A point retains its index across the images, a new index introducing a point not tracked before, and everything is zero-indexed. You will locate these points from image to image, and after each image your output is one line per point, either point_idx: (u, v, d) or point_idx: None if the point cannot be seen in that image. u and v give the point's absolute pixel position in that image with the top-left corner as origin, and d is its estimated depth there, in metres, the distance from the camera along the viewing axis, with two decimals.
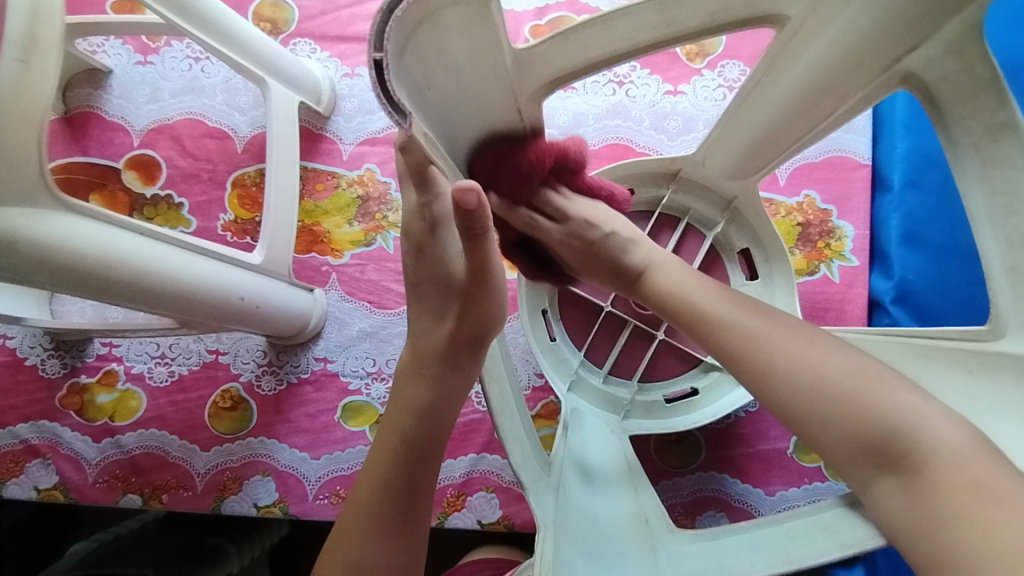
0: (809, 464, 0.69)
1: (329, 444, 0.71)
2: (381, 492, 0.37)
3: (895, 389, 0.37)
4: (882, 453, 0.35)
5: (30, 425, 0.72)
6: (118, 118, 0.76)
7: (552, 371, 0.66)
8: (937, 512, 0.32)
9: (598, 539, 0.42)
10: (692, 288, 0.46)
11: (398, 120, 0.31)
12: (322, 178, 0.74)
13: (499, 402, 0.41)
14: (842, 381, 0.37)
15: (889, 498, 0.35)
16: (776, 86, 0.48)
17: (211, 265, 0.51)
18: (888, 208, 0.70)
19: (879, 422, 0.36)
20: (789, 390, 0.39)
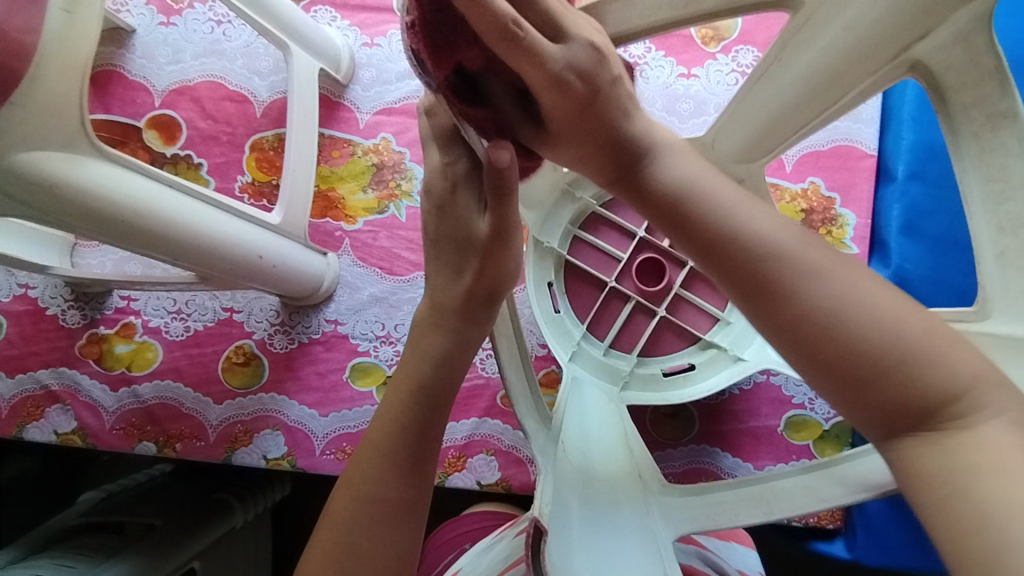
0: (798, 442, 0.72)
1: (337, 402, 0.73)
2: (399, 435, 0.39)
3: (952, 342, 0.31)
4: (923, 411, 0.30)
5: (50, 371, 0.75)
6: (140, 77, 0.77)
7: (555, 342, 0.68)
8: (975, 471, 0.28)
9: (593, 490, 0.45)
10: (722, 198, 0.35)
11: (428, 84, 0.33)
12: (338, 145, 0.76)
13: (506, 358, 0.44)
14: (904, 324, 0.31)
15: (917, 455, 0.30)
16: (785, 72, 0.49)
17: (230, 221, 0.53)
18: (891, 198, 0.72)
19: (936, 377, 0.30)
20: (839, 333, 0.31)
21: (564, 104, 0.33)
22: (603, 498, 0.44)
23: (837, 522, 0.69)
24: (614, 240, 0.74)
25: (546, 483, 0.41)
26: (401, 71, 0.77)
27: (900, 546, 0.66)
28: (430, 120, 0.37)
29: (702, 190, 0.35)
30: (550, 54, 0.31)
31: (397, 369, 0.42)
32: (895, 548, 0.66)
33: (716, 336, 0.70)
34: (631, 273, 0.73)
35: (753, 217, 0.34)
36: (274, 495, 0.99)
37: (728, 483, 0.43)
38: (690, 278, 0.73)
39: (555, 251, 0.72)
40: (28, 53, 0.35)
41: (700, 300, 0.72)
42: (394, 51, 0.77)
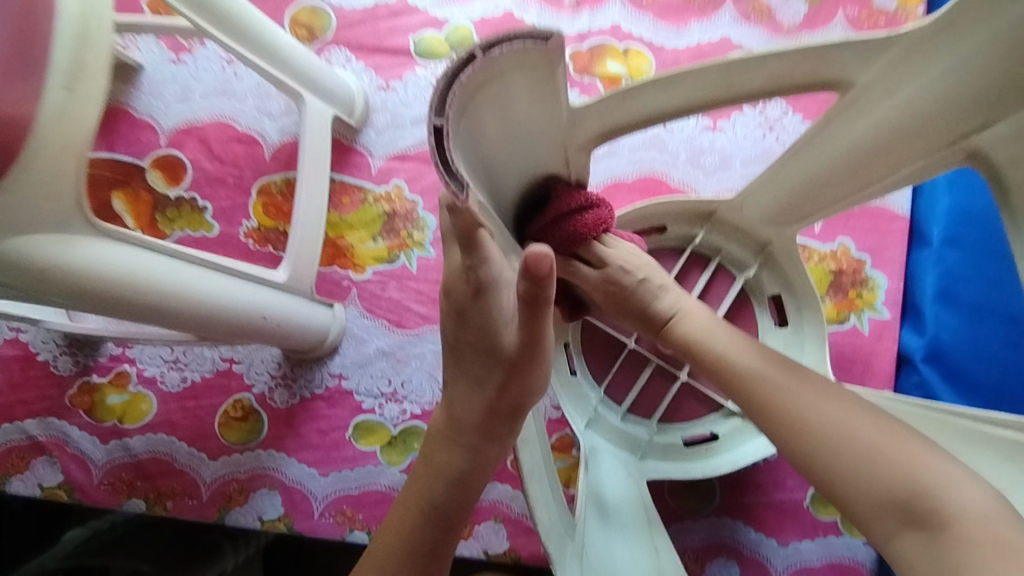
0: (825, 518, 0.68)
1: (339, 462, 0.70)
2: (408, 555, 0.40)
3: (920, 451, 0.40)
4: (907, 510, 0.38)
5: (38, 421, 0.71)
6: (147, 116, 0.75)
7: (571, 410, 0.64)
8: (956, 564, 0.35)
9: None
10: (732, 349, 0.47)
11: (456, 190, 0.29)
12: (349, 191, 0.73)
13: (526, 468, 0.41)
14: (867, 439, 0.41)
15: (906, 552, 0.38)
16: (825, 148, 0.47)
17: (231, 285, 0.50)
18: (925, 262, 0.69)
19: (904, 478, 0.39)
20: (819, 442, 0.41)
21: (605, 295, 0.52)
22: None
23: None
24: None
25: None
26: (416, 116, 0.74)
27: None
28: (452, 219, 0.32)
29: (709, 340, 0.49)
30: (588, 276, 0.51)
31: (413, 473, 0.42)
32: None
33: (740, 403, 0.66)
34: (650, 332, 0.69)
35: (752, 363, 0.46)
36: (267, 538, 0.95)
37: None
38: None
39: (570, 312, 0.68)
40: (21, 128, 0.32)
41: None
42: (410, 95, 0.75)
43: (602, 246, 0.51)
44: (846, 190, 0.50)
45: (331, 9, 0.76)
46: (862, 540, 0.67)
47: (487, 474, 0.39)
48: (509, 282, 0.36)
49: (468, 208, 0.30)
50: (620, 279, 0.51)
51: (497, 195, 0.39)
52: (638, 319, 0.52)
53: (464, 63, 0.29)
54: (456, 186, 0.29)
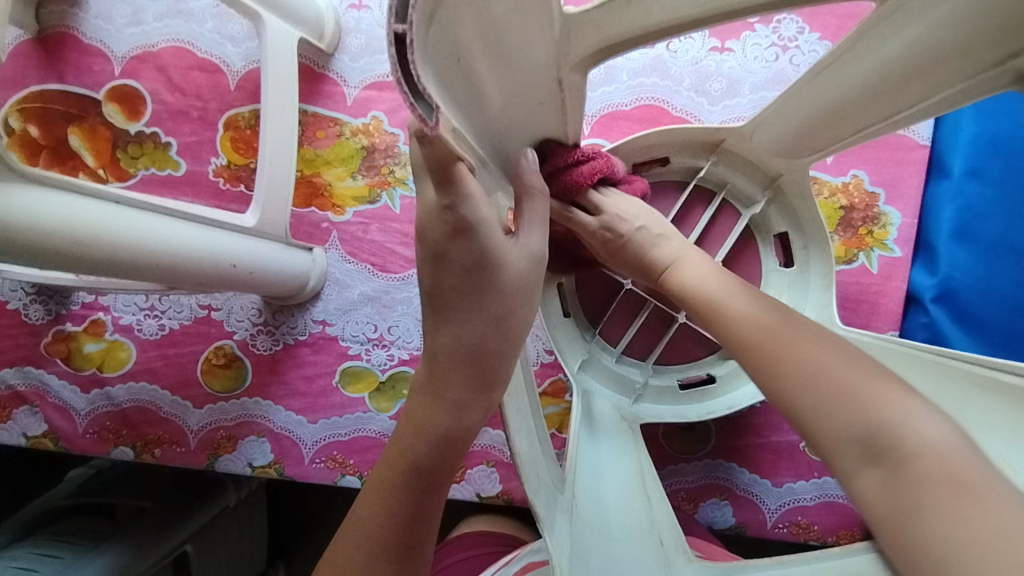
0: (821, 459, 0.67)
1: (327, 409, 0.68)
2: (386, 523, 0.36)
3: (886, 385, 0.36)
4: (868, 447, 0.34)
5: (16, 371, 0.69)
6: (97, 41, 0.68)
7: (565, 350, 0.62)
8: (917, 506, 0.32)
9: (612, 562, 0.40)
10: (724, 291, 0.44)
11: (423, 115, 0.24)
12: (323, 124, 0.68)
13: (515, 424, 0.38)
14: (833, 374, 0.37)
15: (867, 492, 0.34)
16: (857, 66, 0.41)
17: (190, 232, 0.46)
18: (942, 196, 0.64)
19: (866, 415, 0.35)
20: (784, 378, 0.38)
21: (601, 244, 0.49)
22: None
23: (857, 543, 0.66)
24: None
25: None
26: None
27: None
28: (423, 151, 0.26)
29: (705, 285, 0.45)
30: (586, 223, 0.48)
31: (390, 439, 0.37)
32: None
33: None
34: None
35: (734, 301, 0.43)
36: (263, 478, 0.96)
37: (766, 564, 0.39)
38: None
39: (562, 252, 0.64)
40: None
41: None
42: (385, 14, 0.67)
43: (600, 196, 0.49)
44: (874, 115, 0.45)
45: None
46: None
47: (468, 435, 0.36)
48: (492, 219, 0.31)
49: (442, 132, 0.25)
50: (617, 227, 0.48)
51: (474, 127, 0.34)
52: (640, 273, 0.50)
53: None
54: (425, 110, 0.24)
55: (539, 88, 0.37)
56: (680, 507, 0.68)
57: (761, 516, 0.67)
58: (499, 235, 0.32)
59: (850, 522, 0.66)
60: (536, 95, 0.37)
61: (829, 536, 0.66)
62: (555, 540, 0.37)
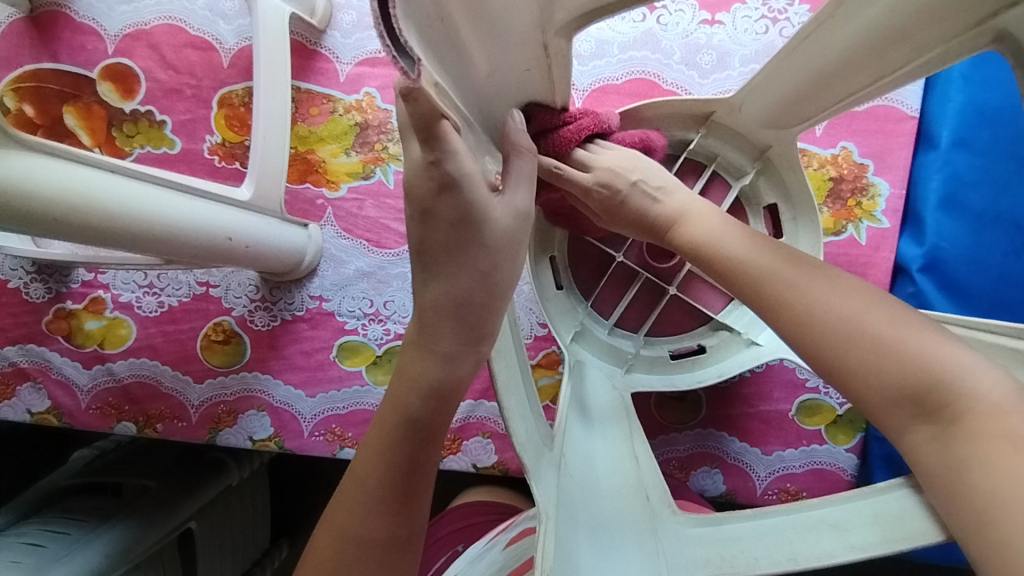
0: (809, 427, 0.68)
1: (325, 383, 0.69)
2: (384, 476, 0.37)
3: (929, 338, 0.35)
4: (919, 401, 0.34)
5: (19, 348, 0.70)
6: (89, 20, 0.68)
7: (558, 321, 0.63)
8: (972, 461, 0.31)
9: (597, 514, 0.42)
10: (736, 243, 0.43)
11: (405, 69, 0.25)
12: (317, 101, 0.68)
13: (503, 381, 0.38)
14: (871, 326, 0.36)
15: (918, 450, 0.34)
16: (842, 31, 0.42)
17: (186, 204, 0.47)
18: (931, 166, 0.65)
19: (915, 369, 0.34)
20: (821, 336, 0.37)
21: (596, 203, 0.49)
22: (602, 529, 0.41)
23: None
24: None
25: (551, 527, 0.36)
26: None
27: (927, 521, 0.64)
28: (407, 108, 0.27)
29: (711, 238, 0.45)
30: (579, 179, 0.48)
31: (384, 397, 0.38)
32: None
33: (728, 317, 0.64)
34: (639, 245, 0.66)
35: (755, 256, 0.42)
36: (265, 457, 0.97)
37: (746, 514, 0.40)
38: None
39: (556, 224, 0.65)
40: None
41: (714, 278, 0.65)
42: None
43: (588, 154, 0.49)
44: (861, 80, 0.46)
45: None
46: (845, 447, 0.68)
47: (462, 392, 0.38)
48: (477, 176, 0.32)
49: (424, 89, 0.26)
50: (612, 182, 0.48)
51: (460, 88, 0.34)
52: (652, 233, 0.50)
53: None
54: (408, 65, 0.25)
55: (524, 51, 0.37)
56: (672, 475, 0.69)
57: (751, 483, 0.69)
58: (484, 193, 0.33)
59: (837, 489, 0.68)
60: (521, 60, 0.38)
61: None
62: (542, 491, 0.38)
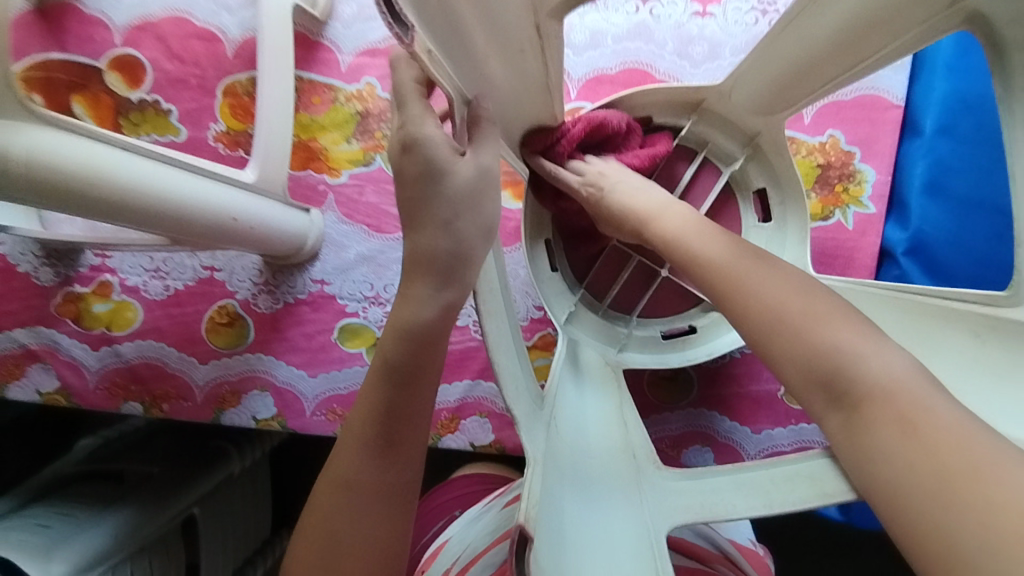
0: (798, 407, 0.70)
1: (327, 363, 0.71)
2: (375, 426, 0.43)
3: (842, 326, 0.38)
4: (835, 386, 0.37)
5: (28, 330, 0.72)
6: (97, 12, 0.70)
7: (553, 301, 0.65)
8: (875, 447, 0.34)
9: (586, 473, 0.44)
10: (703, 237, 0.46)
11: (400, 33, 0.30)
12: (319, 91, 0.70)
13: (495, 337, 0.40)
14: (792, 312, 0.40)
15: (834, 433, 0.37)
16: (820, 19, 0.44)
17: (195, 183, 0.48)
18: (915, 153, 0.67)
19: (825, 356, 0.37)
20: (750, 322, 0.41)
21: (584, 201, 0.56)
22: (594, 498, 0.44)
23: None
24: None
25: (537, 472, 0.38)
26: None
27: None
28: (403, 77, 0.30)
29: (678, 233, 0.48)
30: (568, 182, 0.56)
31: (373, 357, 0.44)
32: None
33: None
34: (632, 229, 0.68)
35: (713, 251, 0.45)
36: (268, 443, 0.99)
37: (724, 468, 0.43)
38: None
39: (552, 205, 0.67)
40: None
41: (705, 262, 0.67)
42: None
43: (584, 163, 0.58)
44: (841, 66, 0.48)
45: None
46: None
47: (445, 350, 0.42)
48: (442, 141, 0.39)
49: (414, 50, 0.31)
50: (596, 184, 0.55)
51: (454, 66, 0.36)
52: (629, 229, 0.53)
53: None
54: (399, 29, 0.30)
55: (518, 30, 0.40)
56: (664, 453, 0.71)
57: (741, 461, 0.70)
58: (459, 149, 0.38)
59: None
60: (516, 38, 0.41)
61: None
62: (533, 444, 0.40)
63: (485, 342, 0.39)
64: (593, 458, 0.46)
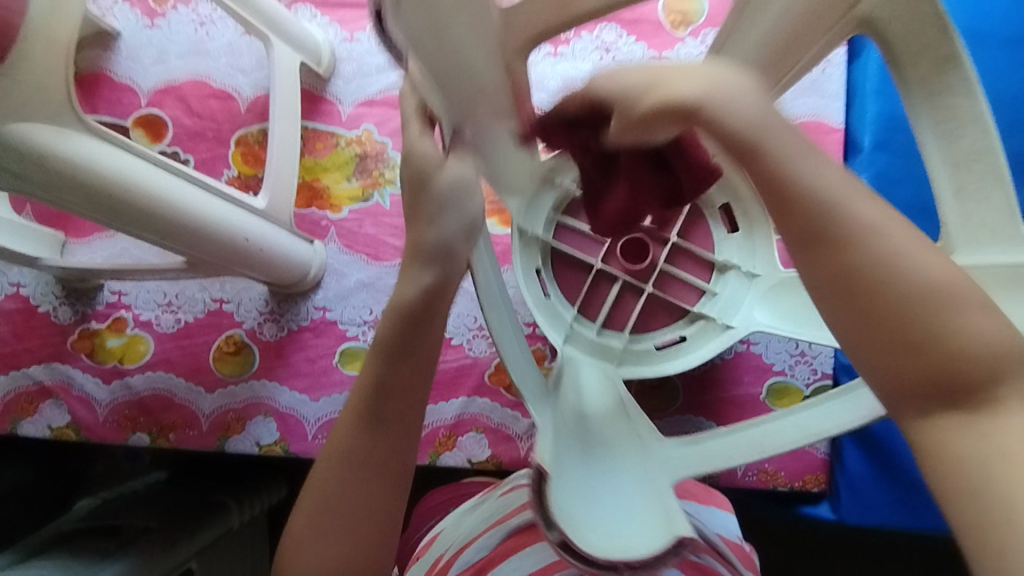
0: (780, 408, 0.74)
1: (328, 387, 0.75)
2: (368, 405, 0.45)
3: (951, 273, 0.29)
4: (949, 367, 0.29)
5: (43, 367, 0.76)
6: (126, 79, 0.79)
7: (546, 323, 0.67)
8: (1003, 454, 0.29)
9: (592, 443, 0.45)
10: (781, 137, 0.30)
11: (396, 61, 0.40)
12: (322, 138, 0.78)
13: (499, 330, 0.46)
14: (898, 246, 0.29)
15: (936, 428, 0.30)
16: None
17: (215, 203, 0.54)
18: (861, 167, 0.74)
19: (937, 317, 0.29)
20: (851, 253, 0.29)
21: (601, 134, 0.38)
22: (606, 468, 0.42)
23: (821, 486, 0.72)
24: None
25: (547, 433, 0.41)
26: (381, 63, 0.79)
27: (882, 504, 0.70)
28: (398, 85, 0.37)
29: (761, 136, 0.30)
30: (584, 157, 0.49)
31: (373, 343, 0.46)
32: (878, 505, 0.70)
33: (704, 307, 0.69)
34: (616, 254, 0.73)
35: (821, 171, 0.30)
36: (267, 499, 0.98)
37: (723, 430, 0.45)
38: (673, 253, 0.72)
39: (539, 239, 0.70)
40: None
41: (686, 275, 0.71)
42: (374, 44, 0.79)
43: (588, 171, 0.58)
44: None
45: None
46: None
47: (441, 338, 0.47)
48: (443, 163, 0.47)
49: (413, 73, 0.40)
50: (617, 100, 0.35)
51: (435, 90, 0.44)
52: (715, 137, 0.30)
53: None
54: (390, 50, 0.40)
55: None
56: None
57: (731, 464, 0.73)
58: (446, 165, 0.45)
59: (813, 467, 0.72)
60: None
61: (795, 481, 0.72)
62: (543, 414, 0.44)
63: (491, 335, 0.45)
64: (595, 430, 0.46)
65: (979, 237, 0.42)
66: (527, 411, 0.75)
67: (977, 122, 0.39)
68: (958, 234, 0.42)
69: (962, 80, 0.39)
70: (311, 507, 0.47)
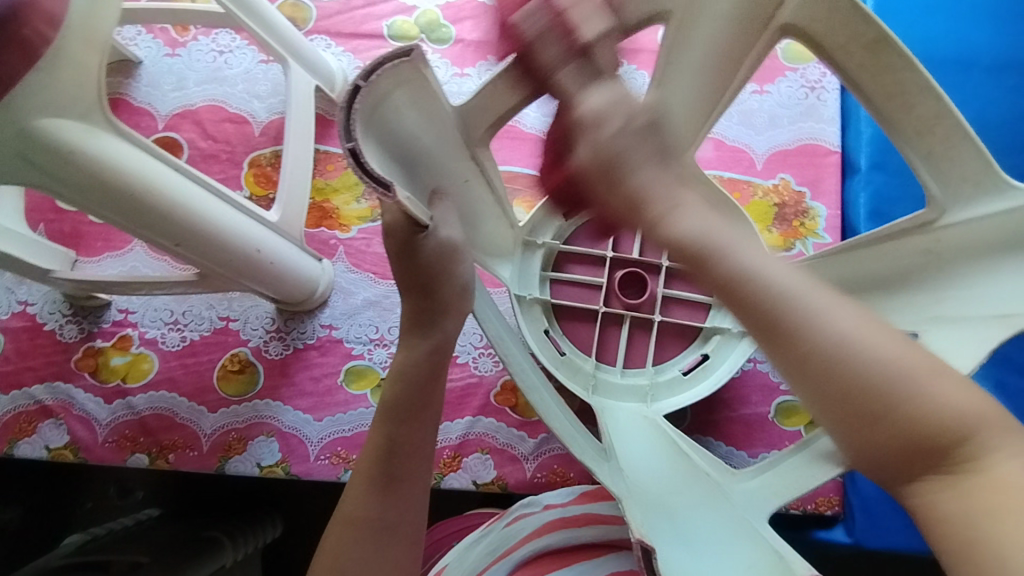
0: (790, 428, 0.73)
1: (332, 406, 0.74)
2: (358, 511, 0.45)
3: (925, 369, 0.30)
4: (936, 454, 0.30)
5: (45, 386, 0.75)
6: (145, 104, 0.82)
7: (571, 383, 0.63)
8: (994, 516, 0.29)
9: (671, 506, 0.48)
10: (769, 264, 0.31)
11: (382, 191, 0.36)
12: (333, 159, 0.81)
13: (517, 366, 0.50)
14: (869, 352, 0.29)
15: (932, 508, 0.30)
16: None
17: (231, 213, 0.55)
18: (857, 188, 0.76)
19: (898, 420, 0.29)
20: (814, 349, 0.30)
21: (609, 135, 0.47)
22: (693, 532, 0.46)
23: (835, 509, 0.70)
24: (588, 270, 0.70)
25: (631, 507, 0.45)
26: None
27: (895, 526, 0.68)
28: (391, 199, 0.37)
29: (721, 240, 0.32)
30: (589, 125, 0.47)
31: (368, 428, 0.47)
32: (893, 529, 0.68)
33: (716, 322, 0.68)
34: (615, 291, 0.69)
35: (771, 267, 0.31)
36: (263, 538, 0.89)
37: (783, 455, 0.50)
38: (670, 278, 0.70)
39: (539, 299, 0.67)
40: (53, 23, 0.39)
41: (686, 294, 0.69)
42: None
43: None
44: None
45: (310, 3, 0.84)
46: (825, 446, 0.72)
47: (441, 388, 0.48)
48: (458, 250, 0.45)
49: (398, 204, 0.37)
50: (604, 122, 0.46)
51: (413, 156, 0.44)
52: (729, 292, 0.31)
53: (377, 67, 0.37)
54: (382, 189, 0.36)
55: (459, 163, 0.49)
56: None
57: None
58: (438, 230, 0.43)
59: (826, 489, 0.70)
60: (459, 169, 0.50)
61: (808, 504, 0.70)
62: (614, 482, 0.47)
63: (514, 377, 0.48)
64: (671, 494, 0.49)
65: (966, 192, 0.45)
66: (533, 431, 0.73)
67: (927, 92, 0.43)
68: (944, 197, 0.46)
69: (921, 81, 0.43)
70: (344, 528, 0.45)
